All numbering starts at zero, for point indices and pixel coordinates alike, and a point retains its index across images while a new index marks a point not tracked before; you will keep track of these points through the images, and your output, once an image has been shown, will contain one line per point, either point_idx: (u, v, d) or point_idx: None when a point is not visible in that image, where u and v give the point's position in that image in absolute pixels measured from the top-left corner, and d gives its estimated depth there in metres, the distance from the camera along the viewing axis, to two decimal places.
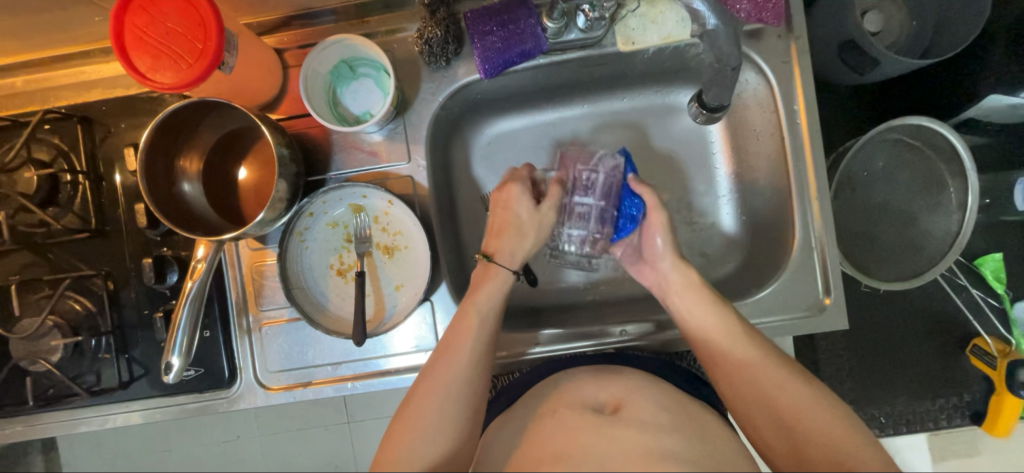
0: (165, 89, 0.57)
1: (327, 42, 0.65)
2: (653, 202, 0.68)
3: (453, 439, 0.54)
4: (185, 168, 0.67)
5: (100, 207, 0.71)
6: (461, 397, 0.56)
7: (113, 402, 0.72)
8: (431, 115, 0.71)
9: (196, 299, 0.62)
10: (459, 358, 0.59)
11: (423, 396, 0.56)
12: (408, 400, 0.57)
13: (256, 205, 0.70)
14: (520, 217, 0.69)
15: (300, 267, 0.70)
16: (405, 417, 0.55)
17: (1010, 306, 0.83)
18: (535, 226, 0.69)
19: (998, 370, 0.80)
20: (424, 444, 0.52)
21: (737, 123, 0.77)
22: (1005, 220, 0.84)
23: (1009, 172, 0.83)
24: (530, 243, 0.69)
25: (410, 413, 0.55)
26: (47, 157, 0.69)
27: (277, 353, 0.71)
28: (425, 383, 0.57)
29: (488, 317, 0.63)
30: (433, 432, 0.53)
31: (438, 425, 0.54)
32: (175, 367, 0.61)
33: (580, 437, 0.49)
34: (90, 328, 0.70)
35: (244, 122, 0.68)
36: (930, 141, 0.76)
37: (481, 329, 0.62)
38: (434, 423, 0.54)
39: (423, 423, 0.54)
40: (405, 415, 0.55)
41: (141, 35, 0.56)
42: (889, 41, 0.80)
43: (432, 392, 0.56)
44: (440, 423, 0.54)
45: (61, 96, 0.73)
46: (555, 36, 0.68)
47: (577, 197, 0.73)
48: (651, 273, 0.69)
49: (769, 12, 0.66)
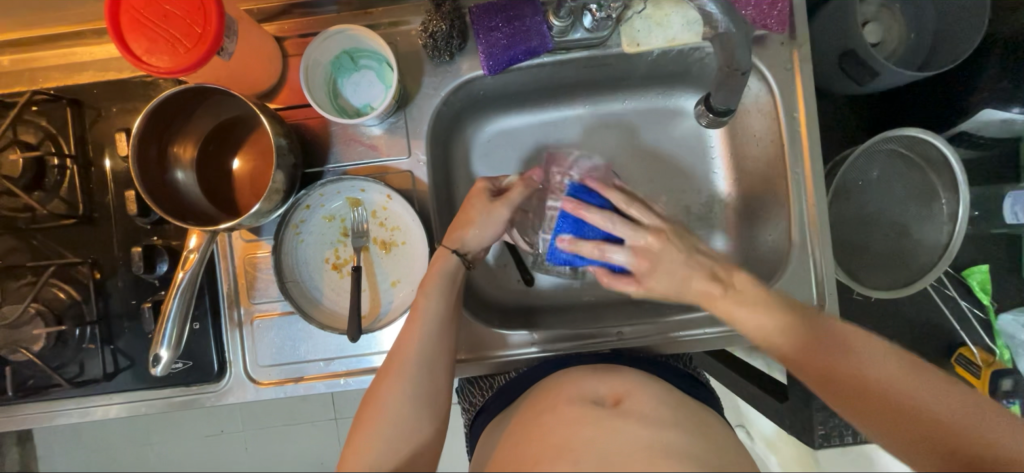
0: (161, 73, 0.55)
1: (328, 32, 0.64)
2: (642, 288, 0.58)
3: (422, 426, 0.55)
4: (178, 156, 0.65)
5: (88, 193, 0.69)
6: (429, 384, 0.57)
7: (96, 394, 0.70)
8: (432, 110, 0.70)
9: (187, 290, 0.61)
10: (424, 345, 0.59)
11: (390, 386, 0.56)
12: (373, 390, 0.56)
13: (251, 195, 0.68)
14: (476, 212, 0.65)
15: (295, 260, 0.69)
16: (373, 407, 0.55)
17: (994, 316, 0.84)
18: (489, 224, 0.65)
19: (982, 380, 0.82)
20: (396, 434, 0.53)
21: (737, 128, 0.77)
22: (991, 233, 0.86)
23: (997, 186, 0.85)
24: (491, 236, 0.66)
25: (378, 404, 0.55)
26: (34, 140, 0.67)
27: (268, 347, 0.70)
28: (392, 372, 0.57)
29: (450, 300, 0.63)
30: (404, 421, 0.54)
31: (408, 414, 0.55)
32: (164, 360, 0.60)
33: (579, 430, 0.49)
34: (74, 317, 0.68)
35: (241, 110, 0.67)
36: (923, 153, 0.78)
37: (444, 314, 0.62)
38: (404, 412, 0.55)
39: (394, 414, 0.54)
40: (373, 406, 0.55)
41: (138, 16, 0.55)
42: (887, 52, 0.81)
43: (400, 381, 0.56)
44: (410, 412, 0.55)
45: (48, 76, 0.70)
46: (561, 35, 0.67)
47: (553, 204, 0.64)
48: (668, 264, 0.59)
49: (773, 18, 0.68)
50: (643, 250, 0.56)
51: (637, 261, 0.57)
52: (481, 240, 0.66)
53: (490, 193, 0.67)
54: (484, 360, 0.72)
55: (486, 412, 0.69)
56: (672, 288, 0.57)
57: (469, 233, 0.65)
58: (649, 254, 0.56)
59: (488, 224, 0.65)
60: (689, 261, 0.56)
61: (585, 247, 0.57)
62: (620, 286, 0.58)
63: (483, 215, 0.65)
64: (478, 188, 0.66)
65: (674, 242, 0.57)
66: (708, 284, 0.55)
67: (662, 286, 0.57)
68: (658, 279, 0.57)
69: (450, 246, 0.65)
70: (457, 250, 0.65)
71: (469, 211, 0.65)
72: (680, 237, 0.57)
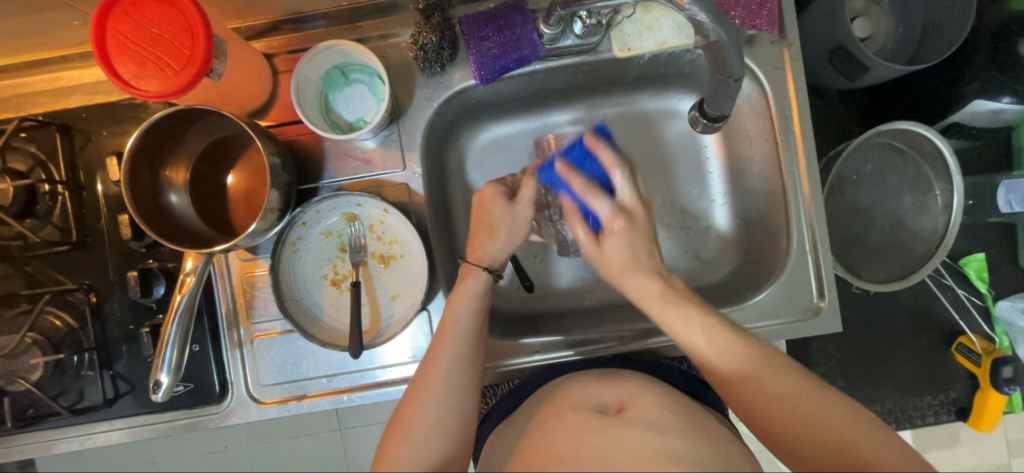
0: (150, 98, 0.55)
1: (317, 49, 0.64)
2: (592, 248, 0.64)
3: (449, 446, 0.54)
4: (172, 178, 0.64)
5: (81, 218, 0.68)
6: (456, 403, 0.56)
7: (97, 420, 0.69)
8: (426, 121, 0.70)
9: (185, 313, 0.60)
10: (450, 364, 0.58)
11: (415, 407, 0.55)
12: (399, 410, 0.56)
13: (246, 213, 0.68)
14: (497, 216, 0.67)
15: (293, 277, 0.69)
16: (399, 427, 0.54)
17: (993, 304, 0.86)
18: (514, 228, 0.67)
19: (982, 368, 0.84)
20: (422, 453, 0.52)
21: (731, 127, 0.77)
22: (988, 222, 0.87)
23: (990, 175, 0.86)
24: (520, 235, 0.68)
25: (405, 425, 0.54)
26: (23, 168, 0.67)
27: (270, 366, 0.69)
28: (418, 391, 0.57)
29: (476, 319, 0.62)
30: (431, 440, 0.53)
31: (435, 434, 0.54)
32: (165, 385, 0.59)
33: (588, 439, 0.49)
34: (71, 345, 0.67)
35: (233, 128, 0.66)
36: (916, 144, 0.79)
37: (470, 331, 0.61)
38: (431, 433, 0.54)
39: (420, 434, 0.53)
40: (400, 424, 0.54)
41: (124, 40, 0.54)
42: (875, 47, 0.81)
43: (427, 401, 0.56)
44: (439, 433, 0.54)
45: (38, 102, 0.70)
46: (551, 42, 0.67)
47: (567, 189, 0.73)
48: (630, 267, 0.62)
49: (763, 19, 0.68)
50: (621, 213, 0.62)
51: (609, 220, 0.62)
52: (505, 246, 0.67)
53: (505, 196, 0.68)
54: (489, 370, 0.72)
55: (490, 420, 0.69)
56: (622, 264, 0.62)
57: (493, 242, 0.67)
58: (624, 221, 0.62)
59: (514, 230, 0.67)
60: (649, 251, 0.62)
61: (579, 182, 0.62)
62: (576, 225, 0.64)
63: (506, 221, 0.67)
64: (491, 192, 0.67)
65: (640, 223, 0.63)
66: (652, 282, 0.61)
67: (614, 254, 0.62)
68: (616, 244, 0.62)
69: (478, 264, 0.66)
70: (487, 266, 0.66)
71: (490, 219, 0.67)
72: (648, 222, 0.63)
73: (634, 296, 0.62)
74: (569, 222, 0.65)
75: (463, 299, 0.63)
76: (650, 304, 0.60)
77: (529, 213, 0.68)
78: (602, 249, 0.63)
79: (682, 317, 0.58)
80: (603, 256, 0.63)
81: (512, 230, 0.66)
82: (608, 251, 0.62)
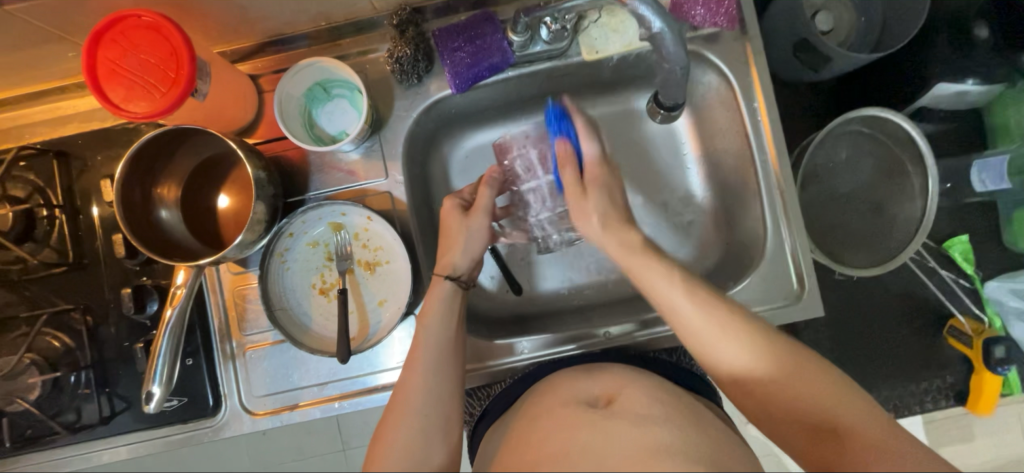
0: (139, 119, 0.58)
1: (298, 66, 0.67)
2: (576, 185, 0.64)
3: (433, 452, 0.55)
4: (162, 196, 0.67)
5: (77, 240, 0.70)
6: (436, 410, 0.57)
7: (95, 439, 0.70)
8: (406, 131, 0.73)
9: (176, 327, 0.62)
10: (427, 373, 0.59)
11: (397, 416, 0.57)
12: (383, 421, 0.57)
13: (235, 228, 0.70)
14: (453, 228, 0.68)
15: (282, 287, 0.70)
16: (383, 440, 0.55)
17: (981, 285, 0.86)
18: (470, 239, 0.67)
19: (975, 348, 0.83)
20: (407, 463, 0.53)
21: (703, 122, 0.79)
22: (968, 202, 0.88)
23: (964, 156, 0.87)
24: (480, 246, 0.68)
25: (388, 435, 0.55)
26: (23, 194, 0.69)
27: (262, 376, 0.71)
28: (398, 402, 0.58)
29: (449, 325, 0.63)
30: (415, 448, 0.55)
31: (418, 443, 0.55)
32: (156, 397, 0.60)
33: (574, 435, 0.50)
34: (69, 364, 0.69)
35: (220, 147, 0.69)
36: (887, 131, 0.80)
37: (443, 338, 0.62)
38: (414, 440, 0.55)
39: (401, 443, 0.55)
40: (383, 436, 0.55)
41: (114, 67, 0.58)
42: (839, 39, 0.83)
43: (407, 411, 0.57)
44: (421, 443, 0.55)
45: (36, 132, 0.73)
46: (521, 49, 0.70)
47: (523, 184, 0.76)
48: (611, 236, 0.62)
49: (722, 16, 0.71)
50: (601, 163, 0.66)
51: (593, 164, 0.66)
52: (467, 257, 0.67)
53: (462, 208, 0.69)
54: (480, 370, 0.73)
55: (484, 420, 0.70)
56: (605, 215, 0.62)
57: (454, 254, 0.66)
58: (605, 169, 0.65)
59: (472, 239, 0.68)
60: (622, 200, 0.65)
61: (582, 120, 0.67)
62: (569, 165, 0.65)
63: (463, 231, 0.68)
64: (447, 206, 0.69)
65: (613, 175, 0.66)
66: (633, 231, 0.61)
67: (594, 201, 0.63)
68: (597, 191, 0.64)
69: (441, 273, 0.66)
70: (449, 275, 0.65)
71: (449, 233, 0.68)
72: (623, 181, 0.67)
73: (613, 250, 0.61)
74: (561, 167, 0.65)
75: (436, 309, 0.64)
76: (631, 257, 0.59)
77: (485, 221, 0.68)
78: (585, 199, 0.63)
79: (664, 272, 0.57)
80: (583, 203, 0.63)
81: (467, 241, 0.66)
82: (589, 200, 0.63)
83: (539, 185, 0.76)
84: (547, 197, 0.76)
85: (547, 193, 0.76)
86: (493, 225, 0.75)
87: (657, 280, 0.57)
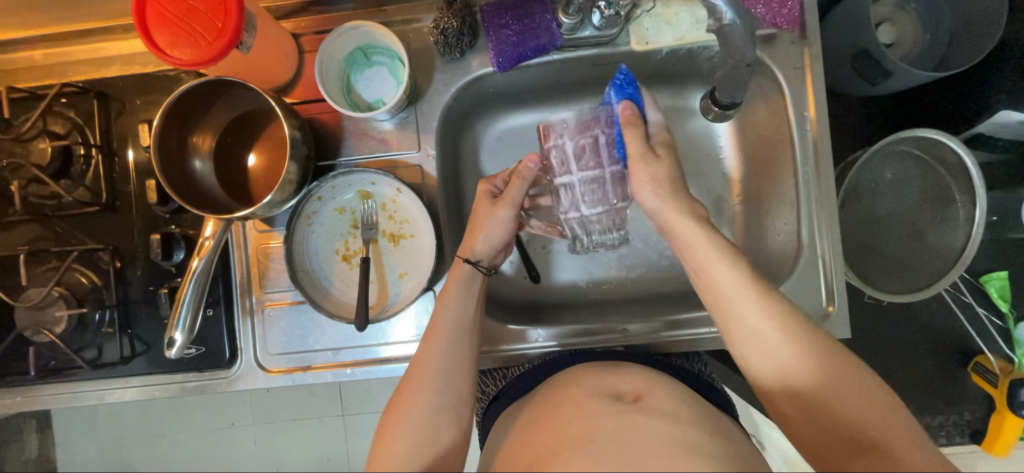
0: (182, 66, 0.57)
1: (343, 29, 0.66)
2: (641, 149, 0.63)
3: (445, 432, 0.55)
4: (198, 146, 0.67)
5: (111, 182, 0.71)
6: (449, 387, 0.58)
7: (113, 376, 0.72)
8: (443, 105, 0.72)
9: (202, 276, 0.62)
10: (445, 351, 0.60)
11: (413, 389, 0.57)
12: (398, 392, 0.57)
13: (266, 186, 0.70)
14: (478, 215, 0.68)
15: (306, 250, 0.71)
16: (397, 411, 0.55)
17: (1014, 325, 0.82)
18: (494, 228, 0.67)
19: (1000, 389, 0.80)
20: (419, 437, 0.53)
21: (746, 126, 0.77)
22: (1012, 238, 0.84)
23: (1015, 190, 0.83)
24: (505, 236, 0.68)
25: (401, 407, 0.55)
26: (62, 130, 0.70)
27: (279, 335, 0.71)
28: (415, 374, 0.58)
29: (467, 305, 0.64)
30: (427, 422, 0.55)
31: (432, 418, 0.55)
32: (177, 343, 0.61)
33: (596, 424, 0.49)
34: (94, 301, 0.70)
35: (258, 103, 0.69)
36: (939, 155, 0.76)
37: (462, 318, 0.63)
38: (427, 416, 0.55)
39: (416, 418, 0.55)
40: (398, 408, 0.56)
41: (163, 11, 0.57)
42: (900, 53, 0.80)
43: (423, 384, 0.57)
44: (434, 418, 0.55)
45: (78, 71, 0.74)
46: (570, 32, 0.68)
47: (559, 177, 0.67)
48: (652, 192, 0.62)
49: (783, 18, 0.68)
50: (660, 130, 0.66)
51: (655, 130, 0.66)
52: (491, 244, 0.68)
53: (493, 196, 0.70)
54: (492, 354, 0.73)
55: (498, 404, 0.70)
56: (667, 178, 0.62)
57: (478, 241, 0.67)
58: (662, 139, 0.66)
59: (495, 228, 0.68)
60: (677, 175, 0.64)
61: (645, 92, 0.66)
62: (634, 127, 0.63)
63: (488, 220, 0.68)
64: (480, 191, 0.70)
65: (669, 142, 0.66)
66: (689, 200, 0.62)
67: (657, 170, 0.62)
68: (659, 163, 0.63)
69: (463, 256, 0.67)
70: (470, 259, 0.66)
71: (475, 219, 0.69)
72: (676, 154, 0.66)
73: (671, 219, 0.60)
74: (625, 129, 0.64)
75: (455, 294, 0.64)
76: (692, 225, 0.59)
77: (511, 213, 0.67)
78: (648, 166, 0.62)
79: (715, 242, 0.57)
80: (643, 173, 0.62)
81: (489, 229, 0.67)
82: (654, 164, 0.63)
83: (571, 182, 0.67)
84: (583, 197, 0.67)
85: (582, 192, 0.67)
86: (520, 216, 0.72)
87: (710, 258, 0.57)
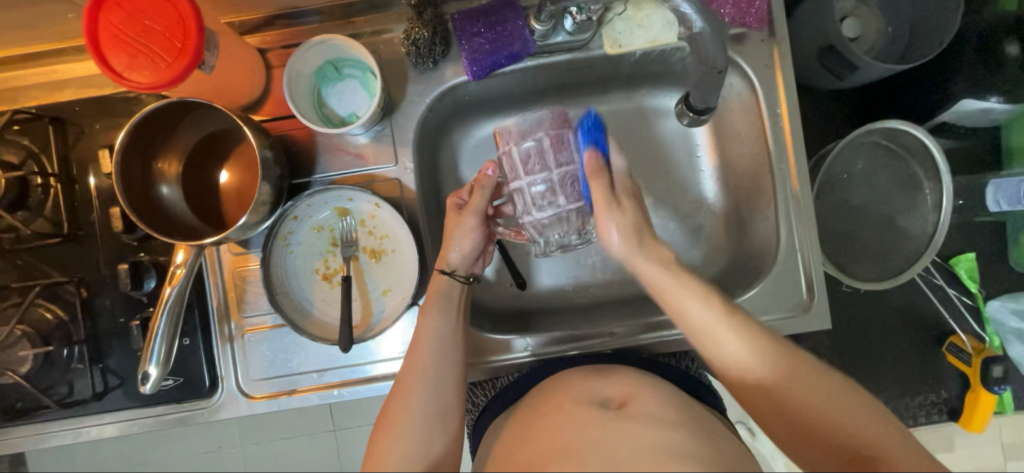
0: (142, 89, 0.55)
1: (310, 43, 0.64)
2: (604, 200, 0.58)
3: (435, 443, 0.55)
4: (163, 170, 0.65)
5: (73, 211, 0.68)
6: (438, 399, 0.57)
7: (86, 414, 0.69)
8: (418, 117, 0.71)
9: (175, 305, 0.60)
10: (431, 363, 0.59)
11: (400, 404, 0.56)
12: (387, 407, 0.56)
13: (238, 208, 0.67)
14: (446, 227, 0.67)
15: (285, 271, 0.69)
16: (387, 427, 0.55)
17: (983, 304, 0.86)
18: (465, 239, 0.66)
19: (973, 367, 0.83)
20: (409, 451, 0.53)
21: (721, 124, 0.78)
22: (978, 222, 0.87)
23: (980, 175, 0.86)
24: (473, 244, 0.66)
25: (389, 422, 0.55)
26: (16, 160, 0.67)
27: (260, 360, 0.69)
28: (402, 388, 0.57)
29: (452, 316, 0.63)
30: (418, 435, 0.54)
31: (421, 431, 0.54)
32: (153, 377, 0.59)
33: (586, 431, 0.49)
34: (61, 337, 0.67)
35: (225, 122, 0.66)
36: (904, 144, 0.80)
37: (447, 329, 0.61)
38: (417, 430, 0.54)
39: (404, 433, 0.54)
40: (387, 424, 0.55)
41: (117, 32, 0.55)
42: (866, 46, 0.82)
43: (411, 397, 0.56)
44: (424, 432, 0.55)
45: (31, 96, 0.70)
46: (543, 38, 0.68)
47: (514, 184, 0.64)
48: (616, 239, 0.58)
49: (752, 17, 0.70)
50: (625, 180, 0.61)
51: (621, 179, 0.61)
52: (466, 253, 0.66)
53: (459, 207, 0.68)
54: (480, 365, 0.72)
55: (487, 415, 0.69)
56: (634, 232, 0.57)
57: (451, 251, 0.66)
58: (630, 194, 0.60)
59: (465, 237, 0.66)
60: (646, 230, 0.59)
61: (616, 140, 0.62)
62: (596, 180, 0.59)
63: (456, 230, 0.66)
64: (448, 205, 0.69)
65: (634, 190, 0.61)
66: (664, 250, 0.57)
67: (625, 222, 0.57)
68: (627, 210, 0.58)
69: (441, 268, 0.66)
70: (448, 270, 0.65)
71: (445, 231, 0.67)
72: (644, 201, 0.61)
73: (655, 278, 0.56)
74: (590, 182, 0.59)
75: (439, 304, 0.63)
76: (667, 286, 0.55)
77: (478, 221, 0.66)
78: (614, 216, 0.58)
79: (688, 292, 0.54)
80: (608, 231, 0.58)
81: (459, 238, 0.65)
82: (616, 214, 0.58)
83: (522, 188, 0.64)
84: (534, 203, 0.64)
85: (534, 198, 0.64)
86: (489, 228, 0.70)
87: (686, 303, 0.54)
